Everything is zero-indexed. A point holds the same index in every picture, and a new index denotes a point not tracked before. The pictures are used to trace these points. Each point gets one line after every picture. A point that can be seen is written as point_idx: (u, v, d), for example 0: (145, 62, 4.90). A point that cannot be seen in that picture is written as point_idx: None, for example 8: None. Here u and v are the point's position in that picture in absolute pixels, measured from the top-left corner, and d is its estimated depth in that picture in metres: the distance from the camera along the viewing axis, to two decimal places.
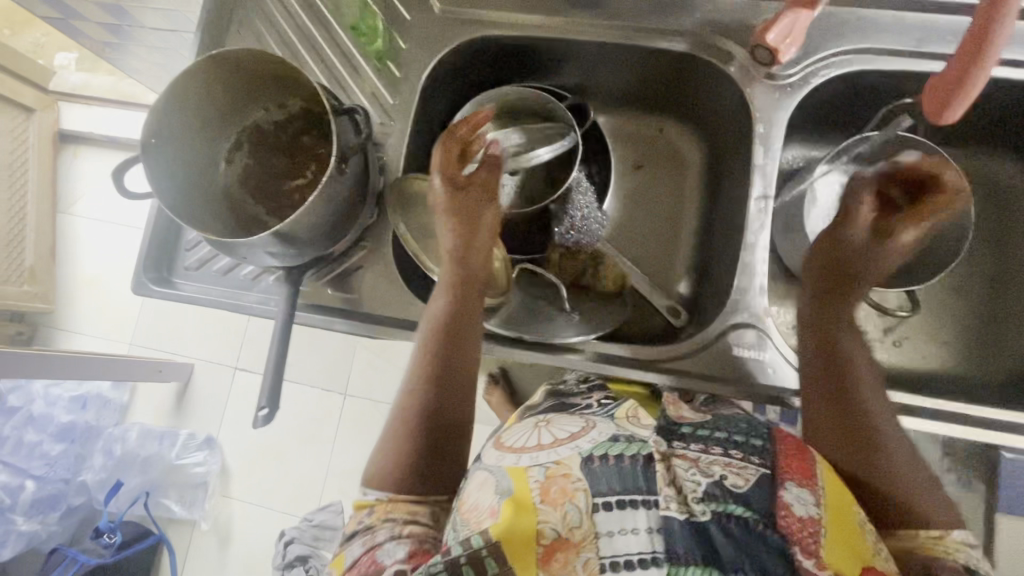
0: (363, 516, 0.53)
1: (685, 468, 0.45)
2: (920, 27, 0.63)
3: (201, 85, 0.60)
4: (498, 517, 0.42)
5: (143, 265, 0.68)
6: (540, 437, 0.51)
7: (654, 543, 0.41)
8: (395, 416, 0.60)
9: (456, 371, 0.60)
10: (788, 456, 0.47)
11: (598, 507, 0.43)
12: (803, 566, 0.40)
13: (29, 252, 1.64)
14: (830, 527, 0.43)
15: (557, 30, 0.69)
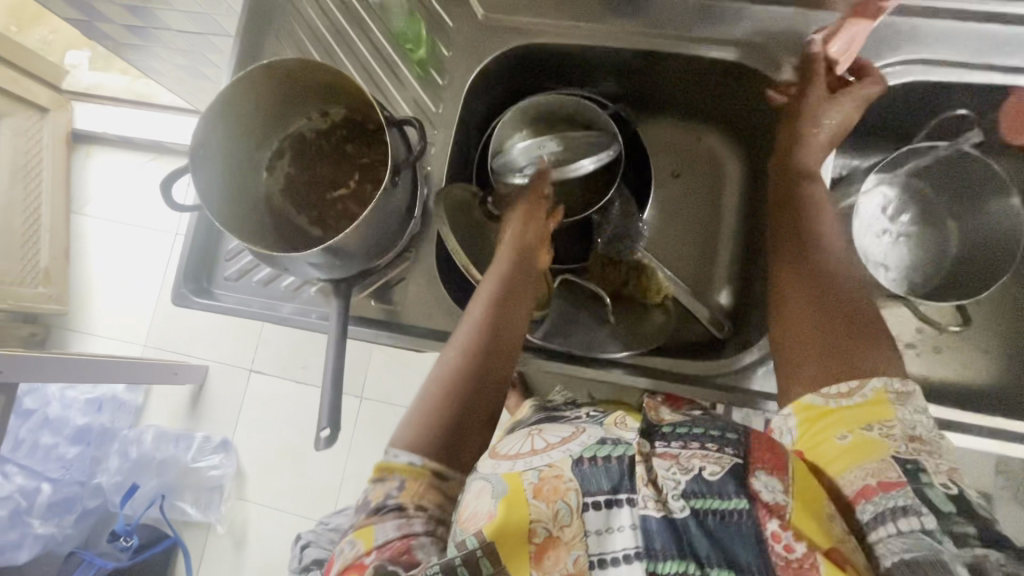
0: (393, 486, 0.48)
1: (664, 466, 0.44)
2: (975, 37, 0.62)
3: (248, 95, 0.61)
4: (490, 516, 0.42)
5: (182, 276, 0.67)
6: (534, 442, 0.52)
7: (637, 540, 0.42)
8: (427, 382, 0.56)
9: (502, 349, 0.57)
10: (759, 446, 0.45)
11: (588, 505, 0.43)
12: (774, 551, 0.40)
13: (43, 252, 1.62)
14: (797, 514, 0.41)
15: (602, 37, 0.68)
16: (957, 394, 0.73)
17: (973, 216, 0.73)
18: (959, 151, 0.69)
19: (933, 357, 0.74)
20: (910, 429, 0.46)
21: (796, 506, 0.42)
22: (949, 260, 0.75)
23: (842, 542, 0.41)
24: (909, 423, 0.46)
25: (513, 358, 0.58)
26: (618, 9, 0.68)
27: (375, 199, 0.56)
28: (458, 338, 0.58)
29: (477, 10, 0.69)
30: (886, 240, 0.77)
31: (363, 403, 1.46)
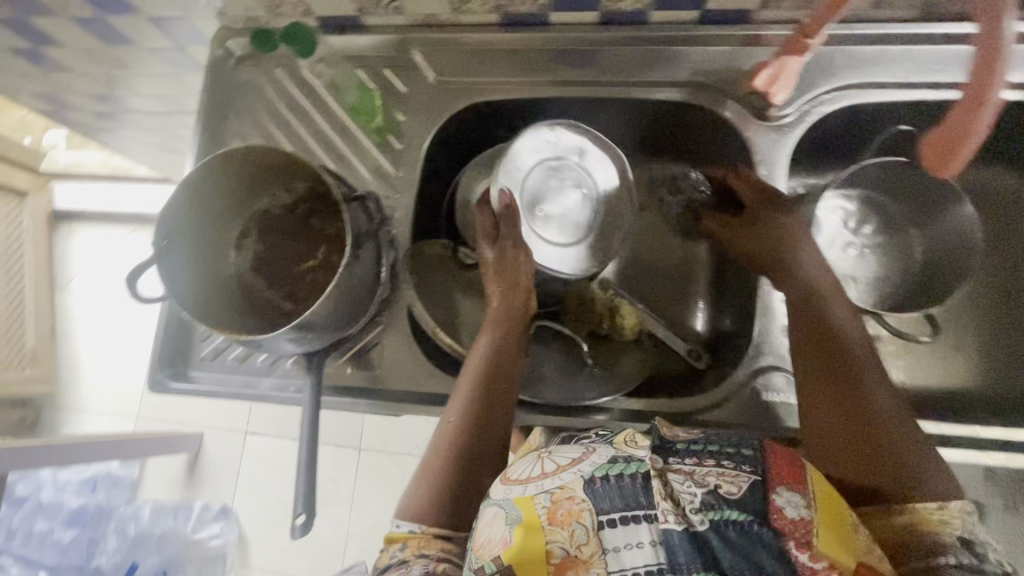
0: (395, 550, 0.52)
1: (679, 481, 0.44)
2: (905, 58, 0.64)
3: (208, 180, 0.62)
4: (509, 540, 0.43)
5: (157, 362, 0.68)
6: (544, 464, 0.48)
7: (660, 556, 0.41)
8: (429, 457, 0.59)
9: (490, 410, 0.59)
10: (777, 462, 0.45)
11: (604, 524, 0.43)
12: (801, 563, 0.40)
13: (29, 334, 1.60)
14: (822, 529, 0.41)
15: (550, 90, 0.70)
16: (941, 402, 0.73)
17: (933, 223, 0.74)
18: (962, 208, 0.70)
19: (915, 365, 0.74)
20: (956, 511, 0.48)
21: (819, 520, 0.42)
22: (917, 267, 0.76)
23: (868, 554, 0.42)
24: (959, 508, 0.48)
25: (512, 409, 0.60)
26: (564, 59, 0.70)
27: (339, 271, 0.57)
28: (453, 407, 0.60)
29: (428, 74, 0.71)
30: (851, 252, 0.79)
31: (363, 455, 1.43)
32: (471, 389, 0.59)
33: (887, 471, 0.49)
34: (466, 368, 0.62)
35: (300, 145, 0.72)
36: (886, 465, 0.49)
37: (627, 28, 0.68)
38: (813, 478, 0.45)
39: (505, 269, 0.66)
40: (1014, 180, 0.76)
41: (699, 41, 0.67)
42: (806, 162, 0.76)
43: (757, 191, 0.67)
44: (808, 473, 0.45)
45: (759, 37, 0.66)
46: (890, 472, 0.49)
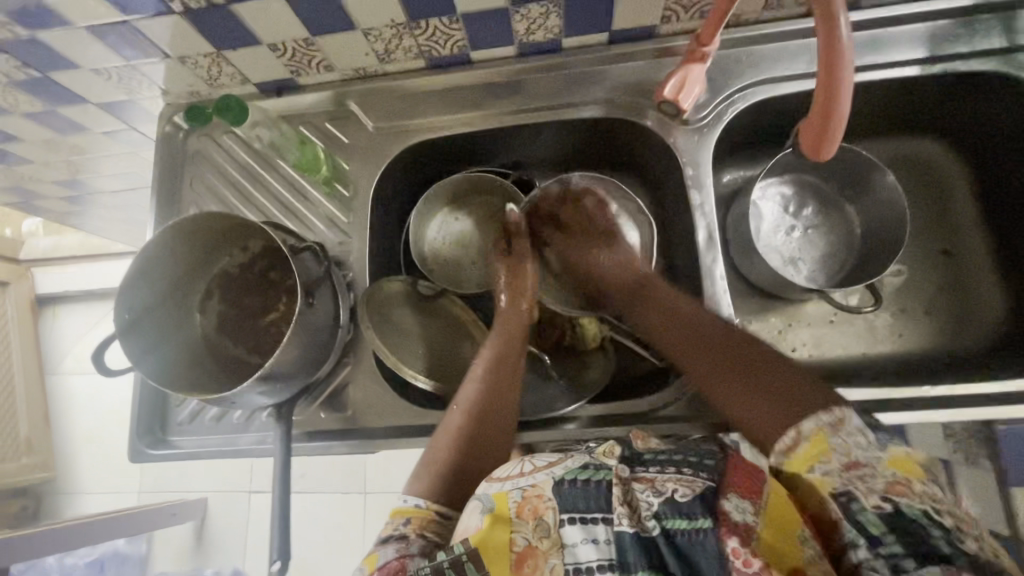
0: (399, 522, 0.54)
1: (640, 489, 0.48)
2: (807, 50, 0.68)
3: (165, 251, 0.65)
4: (477, 527, 0.47)
5: (136, 432, 0.69)
6: (523, 464, 0.52)
7: (611, 553, 0.44)
8: (428, 457, 0.60)
9: (502, 391, 0.63)
10: (736, 471, 0.48)
11: (565, 522, 0.46)
12: (734, 565, 0.42)
13: (21, 423, 1.60)
14: (764, 538, 0.43)
15: (482, 123, 0.74)
16: (901, 369, 0.75)
17: (866, 196, 0.78)
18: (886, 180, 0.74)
19: (869, 336, 0.77)
20: (847, 456, 0.44)
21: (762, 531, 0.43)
22: (858, 241, 0.80)
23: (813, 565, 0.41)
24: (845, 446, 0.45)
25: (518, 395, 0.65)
26: (491, 93, 0.74)
27: (293, 321, 0.59)
28: (457, 414, 0.62)
29: (367, 123, 0.75)
30: (796, 235, 0.82)
31: (367, 498, 1.42)
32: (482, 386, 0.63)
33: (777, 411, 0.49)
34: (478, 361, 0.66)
35: (255, 205, 0.76)
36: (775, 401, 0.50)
37: (546, 57, 0.72)
38: (769, 486, 0.46)
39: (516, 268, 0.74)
40: (938, 148, 0.79)
41: (614, 60, 0.71)
42: (737, 157, 0.79)
43: (687, 190, 0.70)
44: (765, 485, 0.46)
45: (668, 49, 0.70)
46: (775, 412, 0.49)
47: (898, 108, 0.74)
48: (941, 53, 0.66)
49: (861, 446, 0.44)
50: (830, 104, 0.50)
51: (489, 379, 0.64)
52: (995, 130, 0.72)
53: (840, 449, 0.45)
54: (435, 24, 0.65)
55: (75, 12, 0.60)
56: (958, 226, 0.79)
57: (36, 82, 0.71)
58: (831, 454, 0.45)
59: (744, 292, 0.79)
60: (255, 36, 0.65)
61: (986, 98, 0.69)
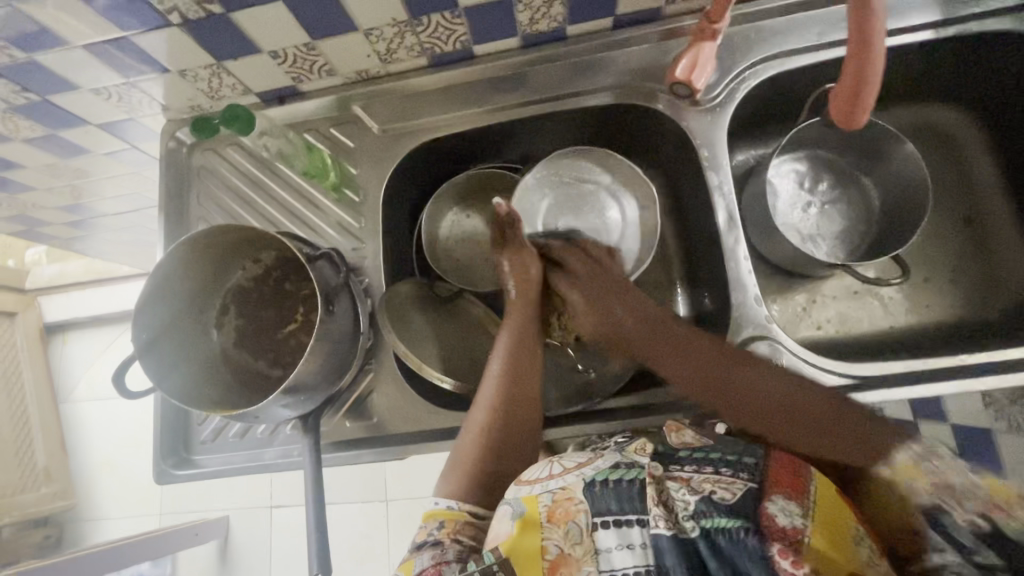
0: (433, 527, 0.53)
1: (676, 488, 0.46)
2: (817, 21, 0.67)
3: (179, 268, 0.64)
4: (506, 533, 0.46)
5: (160, 454, 0.68)
6: (553, 467, 0.51)
7: (648, 558, 0.43)
8: (455, 457, 0.59)
9: (519, 384, 0.62)
10: (778, 469, 0.46)
11: (598, 525, 0.45)
12: (781, 567, 0.40)
13: (39, 452, 1.59)
14: (814, 543, 0.41)
15: (489, 118, 0.73)
16: (930, 339, 0.74)
17: (881, 167, 0.77)
18: (903, 148, 0.72)
19: (896, 309, 0.76)
20: (940, 479, 0.47)
21: (814, 529, 0.42)
22: (876, 214, 0.78)
23: (869, 566, 0.41)
24: (935, 470, 0.48)
25: (537, 385, 0.63)
26: (496, 86, 0.72)
27: (316, 330, 0.58)
28: (480, 411, 0.61)
29: (373, 125, 0.74)
30: (813, 211, 0.80)
31: (390, 504, 1.41)
32: (500, 379, 0.62)
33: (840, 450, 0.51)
34: (493, 353, 0.65)
35: (264, 217, 0.74)
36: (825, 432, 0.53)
37: (550, 46, 0.71)
38: (816, 485, 0.45)
39: (518, 260, 0.70)
40: (952, 113, 0.78)
41: (620, 44, 0.70)
42: (748, 135, 0.78)
43: (704, 172, 0.69)
44: (812, 484, 0.45)
45: (674, 30, 0.69)
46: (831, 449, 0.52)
47: (911, 74, 0.73)
48: (955, 15, 0.65)
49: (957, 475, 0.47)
50: (861, 76, 0.50)
51: (506, 371, 0.62)
52: (1012, 90, 0.70)
53: (932, 472, 0.47)
54: (437, 19, 0.64)
55: (73, 32, 0.59)
56: (976, 192, 0.77)
57: (36, 107, 0.70)
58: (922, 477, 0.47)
59: (764, 271, 0.78)
60: (256, 44, 0.64)
61: (1002, 58, 0.68)
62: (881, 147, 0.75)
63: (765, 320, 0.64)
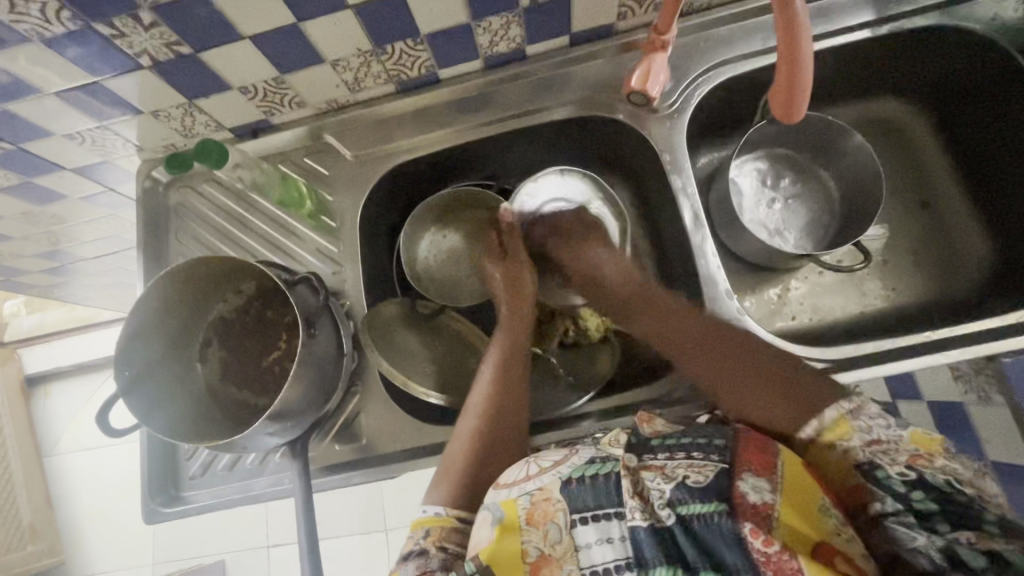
0: (418, 535, 0.53)
1: (651, 478, 0.47)
2: (762, 28, 0.70)
3: (159, 303, 0.65)
4: (486, 539, 0.46)
5: (149, 492, 0.68)
6: (530, 466, 0.52)
7: (627, 550, 0.44)
8: (446, 463, 0.60)
9: (510, 390, 0.63)
10: (747, 449, 0.47)
11: (577, 522, 0.46)
12: (755, 547, 0.41)
13: (23, 508, 1.54)
14: (783, 518, 0.43)
15: (458, 138, 0.75)
16: (900, 322, 0.77)
17: (837, 159, 0.80)
18: (854, 139, 0.76)
19: (865, 295, 0.79)
20: (868, 434, 0.49)
21: (783, 503, 0.44)
22: (838, 204, 0.82)
23: (835, 535, 0.43)
24: (866, 428, 0.49)
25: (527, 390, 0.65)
26: (464, 107, 0.75)
27: (298, 355, 0.59)
28: (470, 419, 0.62)
29: (346, 153, 0.76)
30: (777, 207, 0.83)
31: (391, 534, 1.39)
32: (492, 385, 0.64)
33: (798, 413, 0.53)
34: (485, 360, 0.67)
35: (244, 248, 0.75)
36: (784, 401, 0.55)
37: (512, 66, 0.73)
38: (783, 461, 0.47)
39: (510, 278, 0.74)
40: (895, 105, 0.82)
41: (579, 61, 0.73)
42: (709, 137, 0.81)
43: (668, 176, 0.72)
44: (778, 459, 0.47)
45: (629, 44, 0.72)
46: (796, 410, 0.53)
47: (854, 71, 0.77)
48: (889, 14, 0.69)
49: (884, 427, 0.49)
50: (794, 81, 0.54)
51: (498, 378, 0.64)
52: (954, 78, 0.74)
53: (861, 428, 0.49)
54: (401, 47, 0.66)
55: (44, 80, 0.60)
56: (931, 174, 0.81)
57: (10, 156, 0.71)
58: (854, 433, 0.49)
59: (735, 268, 0.81)
60: (226, 81, 0.66)
61: (934, 51, 0.72)
62: (832, 141, 0.79)
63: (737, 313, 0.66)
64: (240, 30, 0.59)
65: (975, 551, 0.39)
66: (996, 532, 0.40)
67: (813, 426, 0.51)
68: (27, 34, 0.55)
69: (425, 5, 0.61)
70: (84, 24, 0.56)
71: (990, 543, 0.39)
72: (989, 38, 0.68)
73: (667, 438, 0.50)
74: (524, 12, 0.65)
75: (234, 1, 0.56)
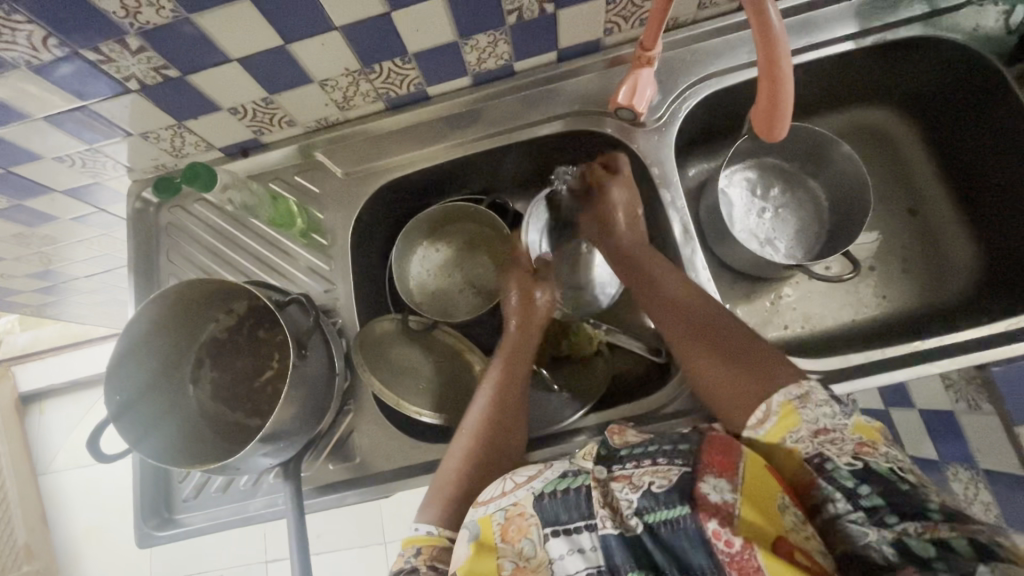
0: (409, 553, 0.54)
1: (619, 488, 0.47)
2: (747, 41, 0.71)
3: (149, 326, 0.64)
4: (463, 558, 0.47)
5: (141, 516, 0.67)
6: (505, 483, 0.52)
7: (598, 559, 0.44)
8: (437, 483, 0.59)
9: (506, 410, 0.63)
10: (710, 452, 0.46)
11: (549, 536, 0.46)
12: (718, 549, 0.41)
13: (19, 528, 1.53)
14: (744, 518, 0.42)
15: (448, 154, 0.76)
16: (893, 330, 0.77)
17: (826, 169, 0.81)
18: (840, 147, 0.77)
19: (859, 305, 0.79)
20: (814, 423, 0.47)
21: (743, 502, 0.43)
22: (827, 212, 0.82)
23: (794, 531, 0.42)
24: (814, 417, 0.47)
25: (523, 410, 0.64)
26: (454, 123, 0.75)
27: (289, 376, 0.59)
28: (464, 439, 0.61)
29: (336, 170, 0.76)
30: (768, 216, 0.84)
31: (390, 546, 1.38)
32: (490, 403, 0.63)
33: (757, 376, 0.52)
34: (484, 377, 0.67)
35: (235, 267, 0.75)
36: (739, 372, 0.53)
37: (500, 83, 0.74)
38: (746, 463, 0.45)
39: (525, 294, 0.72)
40: (883, 114, 0.82)
41: (567, 76, 0.73)
42: (698, 148, 0.82)
43: (657, 190, 0.72)
44: (742, 460, 0.45)
45: (616, 59, 0.73)
46: (752, 381, 0.52)
47: (840, 82, 0.77)
48: (872, 25, 0.70)
49: (830, 415, 0.47)
50: (775, 99, 0.54)
51: (495, 399, 0.64)
52: (940, 87, 0.75)
53: (808, 418, 0.47)
54: (389, 66, 0.67)
55: (31, 105, 0.61)
56: (919, 181, 0.82)
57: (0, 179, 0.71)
58: (801, 426, 0.47)
59: (727, 278, 0.81)
60: (214, 102, 0.66)
61: (920, 60, 0.73)
62: (819, 150, 0.79)
63: None
64: (227, 52, 0.60)
65: (922, 540, 0.38)
66: (942, 519, 0.39)
67: (762, 411, 0.50)
68: (14, 62, 0.55)
69: (412, 25, 0.61)
70: (70, 51, 0.56)
71: (940, 531, 0.38)
72: (972, 48, 0.69)
73: (635, 448, 0.50)
74: (511, 29, 0.65)
75: (220, 25, 0.56)
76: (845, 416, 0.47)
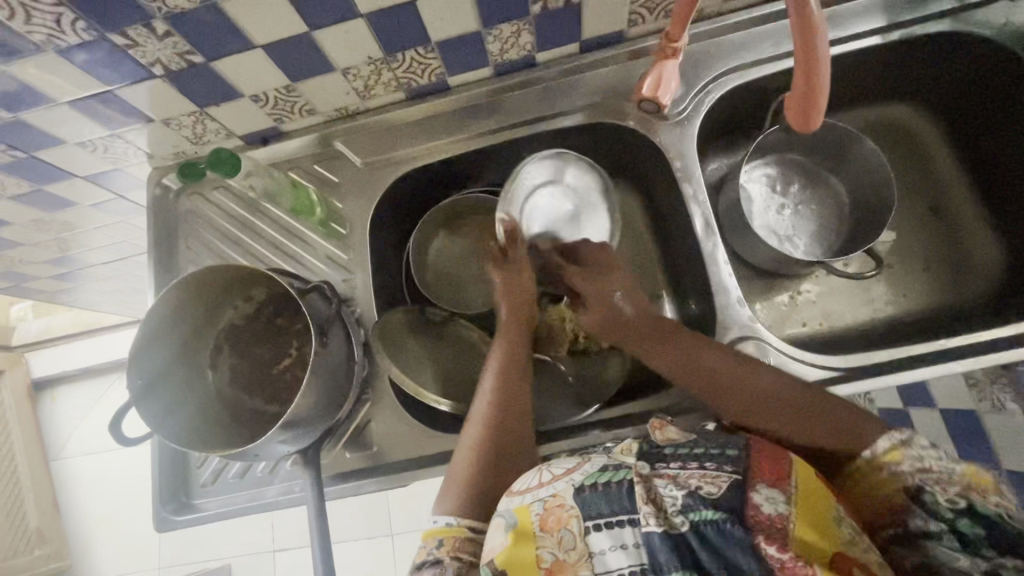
0: (432, 545, 0.53)
1: (662, 485, 0.46)
2: (772, 33, 0.70)
3: (170, 311, 0.65)
4: (500, 546, 0.47)
5: (160, 499, 0.68)
6: (542, 474, 0.51)
7: (642, 557, 0.44)
8: (452, 474, 0.60)
9: (512, 399, 0.62)
10: (761, 459, 0.47)
11: (590, 529, 0.46)
12: (769, 555, 0.41)
13: (30, 513, 1.54)
14: (796, 530, 0.43)
15: (467, 144, 0.75)
16: (913, 329, 0.76)
17: (846, 165, 0.80)
18: (861, 140, 0.76)
19: (878, 304, 0.78)
20: (917, 460, 0.48)
21: (797, 513, 0.44)
22: (847, 209, 0.82)
23: (849, 544, 0.43)
24: (918, 456, 0.48)
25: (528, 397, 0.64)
26: (473, 113, 0.75)
27: (312, 364, 0.59)
28: (474, 428, 0.61)
29: (355, 159, 0.76)
30: (787, 213, 0.83)
31: (397, 538, 1.39)
32: (495, 393, 0.63)
33: (842, 435, 0.53)
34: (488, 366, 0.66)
35: (253, 255, 0.76)
36: (802, 413, 0.55)
37: (520, 74, 0.73)
38: (800, 473, 0.46)
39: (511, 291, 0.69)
40: (905, 111, 0.81)
41: (588, 67, 0.73)
42: (719, 143, 0.81)
43: (679, 184, 0.72)
44: (793, 471, 0.46)
45: (638, 51, 0.72)
46: (840, 432, 0.53)
47: (864, 77, 0.77)
48: (899, 20, 0.69)
49: (937, 457, 0.48)
50: (807, 92, 0.54)
51: (500, 390, 0.63)
52: (964, 85, 0.74)
53: (912, 454, 0.49)
54: (411, 56, 0.67)
55: (57, 88, 0.61)
56: (940, 178, 0.81)
57: (24, 163, 0.71)
58: (902, 462, 0.48)
59: (746, 273, 0.80)
60: (237, 89, 0.66)
61: (946, 57, 0.72)
62: (839, 146, 0.79)
63: (749, 321, 0.66)
64: (253, 39, 0.60)
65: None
66: None
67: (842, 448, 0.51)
68: (43, 44, 0.55)
69: (437, 14, 0.61)
70: (99, 35, 0.56)
71: None
72: (999, 43, 0.68)
73: (680, 446, 0.49)
74: (535, 19, 0.65)
75: (248, 11, 0.56)
76: (956, 462, 0.48)
